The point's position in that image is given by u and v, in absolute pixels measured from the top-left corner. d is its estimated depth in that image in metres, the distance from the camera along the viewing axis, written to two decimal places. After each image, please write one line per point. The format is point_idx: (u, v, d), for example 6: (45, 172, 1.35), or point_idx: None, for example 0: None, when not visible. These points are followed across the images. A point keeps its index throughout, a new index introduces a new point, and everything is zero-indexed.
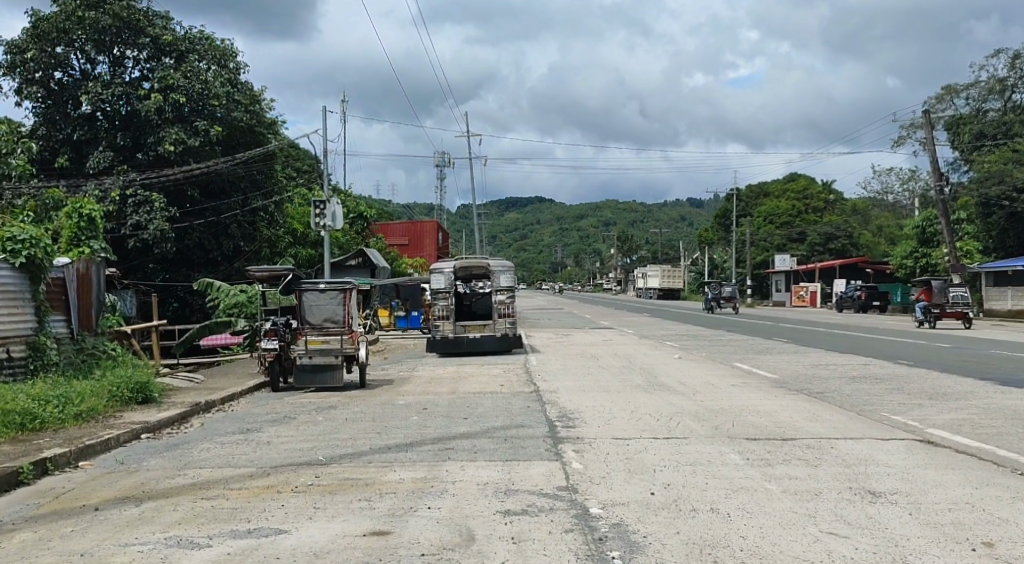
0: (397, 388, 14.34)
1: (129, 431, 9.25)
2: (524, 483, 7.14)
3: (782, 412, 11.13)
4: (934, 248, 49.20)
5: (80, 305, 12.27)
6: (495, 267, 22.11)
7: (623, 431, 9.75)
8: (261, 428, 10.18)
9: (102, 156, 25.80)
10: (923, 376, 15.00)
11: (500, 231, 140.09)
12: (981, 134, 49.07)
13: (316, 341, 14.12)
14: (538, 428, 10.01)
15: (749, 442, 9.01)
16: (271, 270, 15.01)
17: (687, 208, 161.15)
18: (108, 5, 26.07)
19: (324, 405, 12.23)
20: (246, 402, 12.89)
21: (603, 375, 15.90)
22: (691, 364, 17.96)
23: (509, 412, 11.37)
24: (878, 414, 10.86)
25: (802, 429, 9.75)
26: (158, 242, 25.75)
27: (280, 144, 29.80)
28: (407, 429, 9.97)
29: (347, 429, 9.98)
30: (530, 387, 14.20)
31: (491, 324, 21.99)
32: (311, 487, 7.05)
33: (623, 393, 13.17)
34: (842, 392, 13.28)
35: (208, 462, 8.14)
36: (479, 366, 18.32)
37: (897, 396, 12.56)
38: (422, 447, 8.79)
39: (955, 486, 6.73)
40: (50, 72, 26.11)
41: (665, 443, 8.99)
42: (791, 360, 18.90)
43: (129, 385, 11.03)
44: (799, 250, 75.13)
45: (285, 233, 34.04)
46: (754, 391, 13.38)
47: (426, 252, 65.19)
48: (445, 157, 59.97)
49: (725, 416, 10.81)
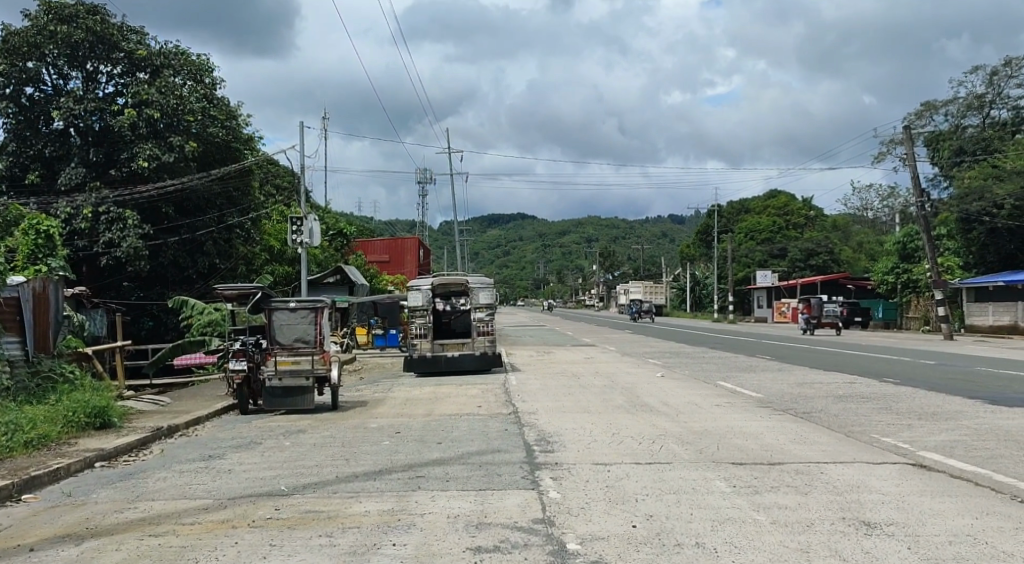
0: (370, 410, 13.88)
1: (82, 460, 8.72)
2: (498, 516, 6.70)
3: (768, 434, 10.75)
4: (915, 263, 49.30)
5: (37, 326, 11.66)
6: (475, 284, 21.72)
7: (604, 455, 9.34)
8: (224, 455, 9.66)
9: (75, 172, 25.13)
10: (911, 394, 14.71)
11: (482, 247, 139.81)
12: (961, 150, 49.71)
13: (286, 361, 13.61)
14: (514, 453, 9.58)
15: (735, 467, 8.65)
16: (239, 289, 14.53)
17: (669, 225, 161.58)
18: (81, 20, 25.57)
19: (293, 429, 11.76)
20: (212, 426, 12.37)
21: (584, 395, 15.49)
22: (674, 383, 17.57)
23: (486, 436, 10.95)
24: (867, 436, 10.54)
25: (790, 453, 9.38)
26: (131, 260, 25.10)
27: (256, 160, 29.33)
28: (377, 455, 9.49)
29: (314, 456, 9.50)
30: (508, 409, 13.78)
31: (469, 342, 21.50)
32: (269, 522, 6.57)
33: (604, 414, 12.79)
34: (829, 412, 12.94)
35: (162, 493, 7.62)
36: (456, 386, 17.83)
37: (886, 416, 12.25)
38: (391, 475, 8.32)
39: (954, 517, 6.40)
40: (21, 87, 25.44)
41: (647, 469, 8.56)
42: (775, 378, 18.58)
43: (86, 410, 10.46)
44: (780, 265, 75.36)
45: (261, 250, 33.52)
46: (740, 411, 13.00)
47: (407, 269, 64.66)
48: (427, 174, 59.58)
49: (709, 439, 10.44)
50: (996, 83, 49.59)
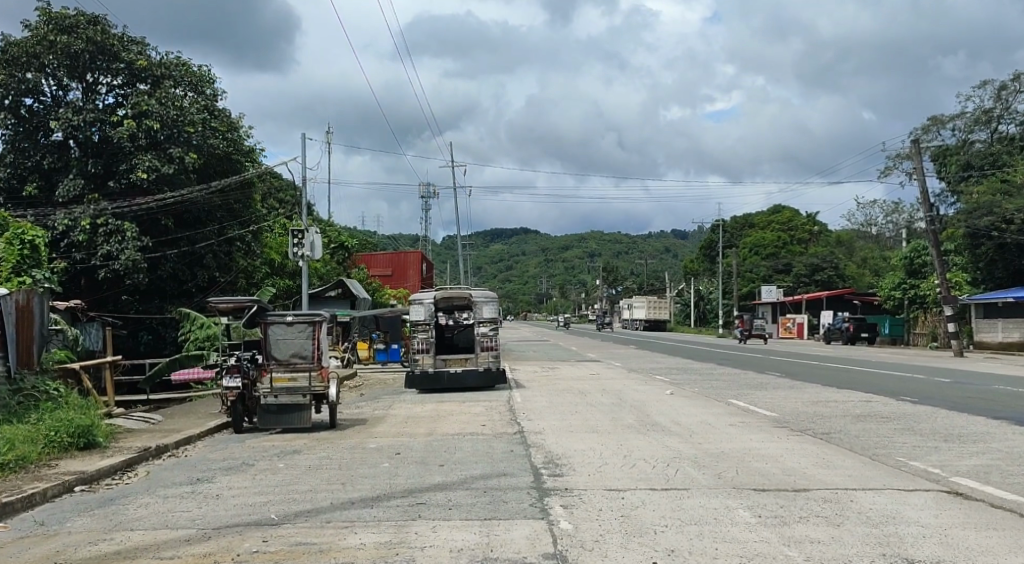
0: (369, 429, 13.33)
1: (61, 483, 8.17)
2: (505, 549, 6.15)
3: (788, 457, 10.18)
4: (922, 279, 48.65)
5: (20, 341, 11.11)
6: (479, 298, 21.23)
7: (616, 480, 8.77)
8: (213, 478, 9.12)
9: (73, 183, 24.70)
10: (932, 414, 14.11)
11: (484, 261, 139.18)
12: (968, 165, 49.24)
13: (282, 378, 13.13)
14: (521, 477, 9.02)
15: (757, 494, 8.09)
16: (234, 302, 13.95)
17: (673, 241, 160.99)
18: (81, 30, 25.19)
19: (288, 449, 11.21)
20: (204, 445, 11.81)
21: (591, 413, 14.91)
22: (683, 400, 16.99)
23: (490, 457, 10.39)
24: (893, 460, 9.98)
25: (815, 478, 8.81)
26: (130, 273, 24.64)
27: (257, 172, 28.90)
28: (375, 479, 8.92)
29: (307, 480, 8.94)
30: (514, 428, 13.20)
31: (472, 358, 20.98)
32: (257, 555, 6.02)
33: (613, 435, 12.22)
34: (849, 433, 12.34)
35: (141, 521, 7.05)
36: (459, 403, 17.27)
37: (910, 438, 11.66)
38: (389, 502, 7.75)
39: (1007, 554, 5.83)
40: (19, 98, 25.02)
41: (663, 496, 7.99)
42: (788, 396, 18.00)
43: (70, 430, 9.92)
44: (784, 281, 74.95)
45: (261, 263, 33.05)
46: (756, 432, 12.40)
47: (409, 283, 64.20)
48: (430, 189, 59.21)
49: (727, 462, 9.87)
50: (1004, 97, 49.26)
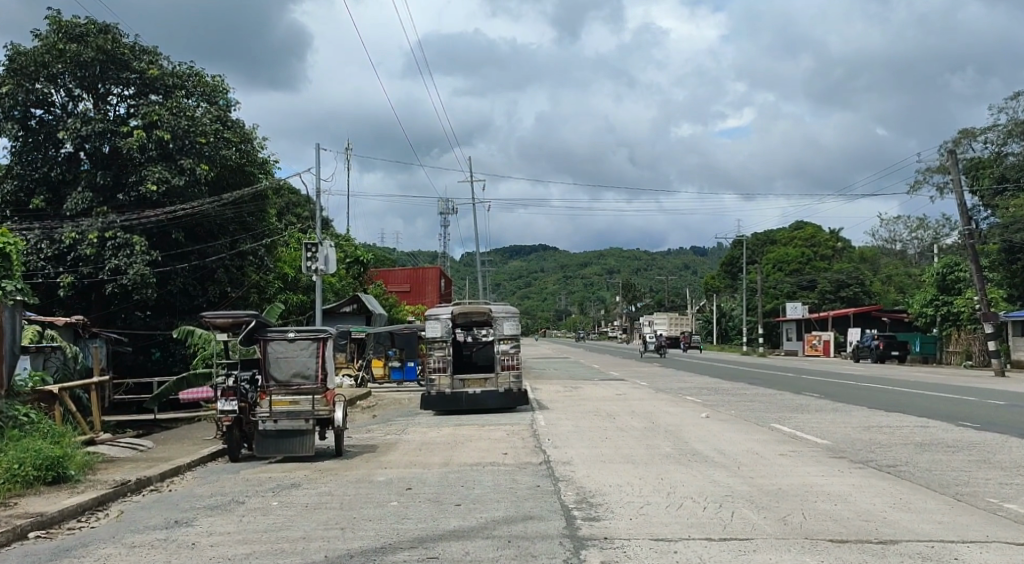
0: (378, 457, 12.07)
1: (12, 529, 6.98)
2: None
3: (859, 496, 8.82)
4: (955, 296, 46.72)
5: None
6: (499, 313, 19.88)
7: (663, 528, 7.41)
8: (194, 521, 7.85)
9: (81, 196, 23.66)
10: (1003, 444, 12.60)
11: (504, 278, 137.35)
12: (1003, 177, 47.52)
13: (282, 402, 11.91)
14: (553, 522, 7.70)
15: (834, 548, 6.72)
16: (230, 316, 12.15)
17: (692, 257, 159.31)
18: (91, 38, 24.24)
19: (285, 483, 9.97)
20: (193, 477, 10.57)
21: (624, 440, 13.55)
22: (723, 426, 15.58)
23: (514, 495, 9.08)
24: (982, 501, 8.57)
25: (900, 526, 7.42)
26: (138, 288, 23.53)
27: (271, 184, 27.81)
28: (380, 524, 7.62)
29: (303, 524, 7.66)
30: (537, 458, 11.88)
31: (492, 378, 19.65)
32: None
33: (652, 466, 10.90)
34: (919, 465, 10.89)
35: None
36: (477, 428, 15.95)
37: (991, 472, 10.24)
38: (395, 557, 6.45)
39: None
40: (29, 109, 24.00)
41: (724, 549, 6.66)
42: (835, 420, 16.50)
43: (36, 462, 8.72)
44: (809, 297, 73.38)
45: (274, 278, 31.90)
46: (811, 464, 10.98)
47: (428, 298, 63.07)
48: (450, 204, 58.24)
49: (789, 502, 8.54)
50: None
